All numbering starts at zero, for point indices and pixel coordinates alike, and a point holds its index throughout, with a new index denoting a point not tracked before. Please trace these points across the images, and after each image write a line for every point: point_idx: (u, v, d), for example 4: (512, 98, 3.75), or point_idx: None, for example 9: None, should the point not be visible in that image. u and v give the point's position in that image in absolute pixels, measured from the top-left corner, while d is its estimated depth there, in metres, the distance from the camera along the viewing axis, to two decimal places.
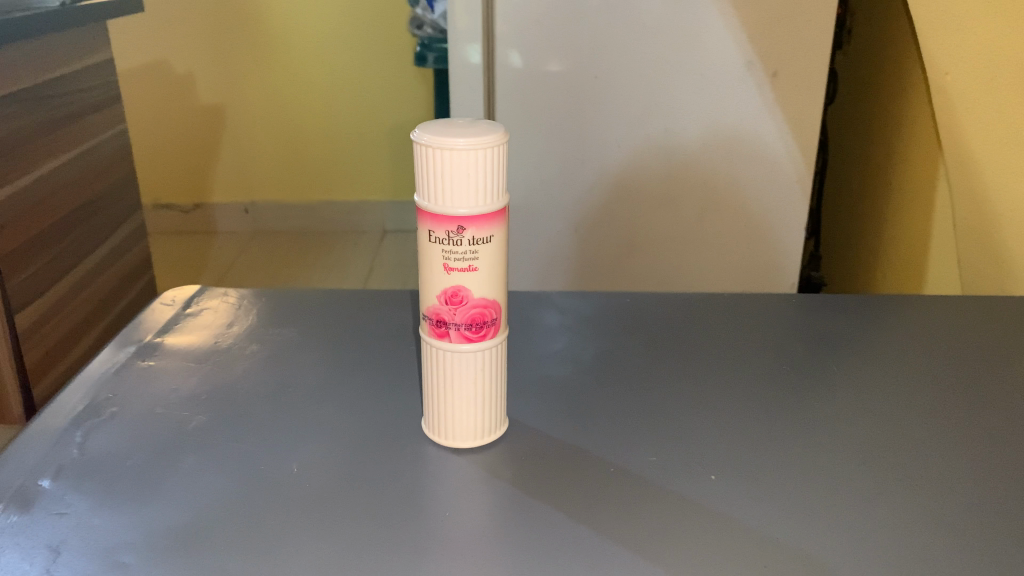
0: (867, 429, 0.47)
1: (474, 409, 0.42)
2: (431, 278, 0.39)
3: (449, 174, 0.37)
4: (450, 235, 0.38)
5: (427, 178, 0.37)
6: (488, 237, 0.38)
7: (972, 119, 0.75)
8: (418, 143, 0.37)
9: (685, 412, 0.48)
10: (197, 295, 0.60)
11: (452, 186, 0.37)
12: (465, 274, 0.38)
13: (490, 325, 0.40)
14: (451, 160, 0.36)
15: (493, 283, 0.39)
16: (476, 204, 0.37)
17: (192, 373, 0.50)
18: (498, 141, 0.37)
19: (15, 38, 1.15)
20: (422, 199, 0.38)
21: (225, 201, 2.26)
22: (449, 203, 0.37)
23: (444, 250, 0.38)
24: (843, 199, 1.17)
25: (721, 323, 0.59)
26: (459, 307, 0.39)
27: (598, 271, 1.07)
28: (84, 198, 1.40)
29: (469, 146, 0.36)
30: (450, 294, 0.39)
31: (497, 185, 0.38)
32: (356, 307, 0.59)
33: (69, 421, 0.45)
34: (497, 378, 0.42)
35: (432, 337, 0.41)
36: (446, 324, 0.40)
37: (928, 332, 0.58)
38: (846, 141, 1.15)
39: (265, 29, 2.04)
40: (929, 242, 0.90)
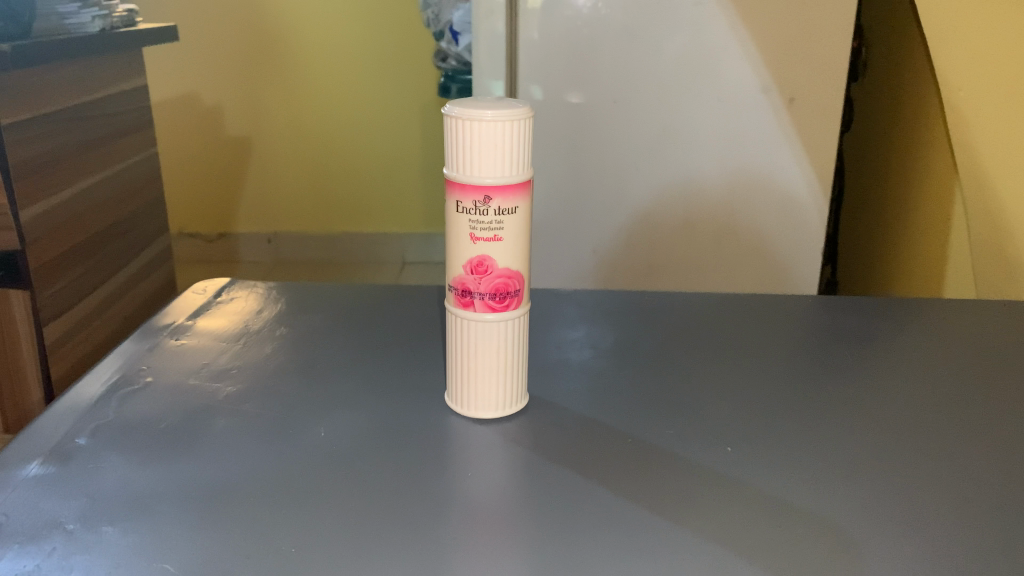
0: (881, 416, 0.48)
1: (495, 379, 0.43)
2: (457, 248, 0.41)
3: (477, 144, 0.39)
4: (477, 205, 0.40)
5: (456, 150, 0.39)
6: (514, 207, 0.40)
7: (984, 136, 0.76)
8: (448, 116, 0.39)
9: (701, 395, 0.49)
10: (227, 286, 0.62)
11: (479, 156, 0.39)
12: (490, 242, 0.40)
13: (513, 295, 0.42)
14: (480, 131, 0.38)
15: (517, 254, 0.41)
16: (501, 173, 0.39)
17: (224, 351, 0.51)
18: (524, 114, 0.39)
19: (56, 59, 1.20)
20: (450, 170, 0.40)
21: (249, 231, 2.31)
22: (476, 173, 0.39)
23: (471, 220, 0.40)
24: (859, 224, 1.18)
25: (738, 319, 0.60)
26: (484, 276, 0.41)
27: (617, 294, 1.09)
28: (114, 217, 1.44)
29: (496, 117, 0.38)
30: (475, 262, 0.40)
31: (521, 158, 0.39)
32: (381, 300, 0.61)
33: (105, 390, 0.47)
34: (519, 350, 0.44)
35: (457, 307, 0.42)
36: (471, 293, 0.41)
37: (943, 331, 0.59)
38: (863, 167, 1.16)
39: (293, 63, 2.09)
40: (945, 261, 0.91)
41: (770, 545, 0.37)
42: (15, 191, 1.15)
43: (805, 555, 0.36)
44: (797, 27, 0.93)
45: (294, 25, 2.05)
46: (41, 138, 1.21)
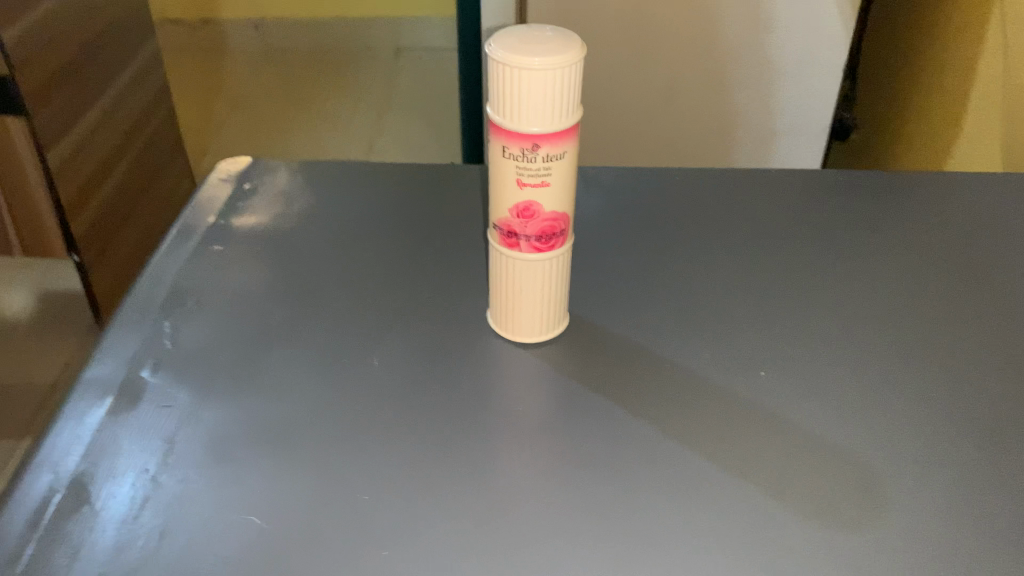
0: (905, 318, 0.49)
1: (537, 311, 0.45)
2: (506, 194, 0.40)
3: (524, 91, 0.37)
4: (524, 153, 0.38)
5: (502, 95, 0.37)
6: (562, 151, 0.39)
7: None
8: (493, 59, 0.37)
9: (732, 301, 0.51)
10: (252, 171, 0.61)
11: (525, 104, 0.37)
12: (537, 187, 0.39)
13: (559, 236, 0.42)
14: (528, 79, 0.36)
15: (564, 197, 0.40)
16: (548, 123, 0.37)
17: (264, 265, 0.52)
18: (575, 53, 0.37)
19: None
20: (495, 112, 0.39)
21: (234, 18, 2.32)
22: (523, 123, 0.38)
23: (518, 166, 0.39)
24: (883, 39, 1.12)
25: (766, 203, 0.60)
26: (531, 220, 0.41)
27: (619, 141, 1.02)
28: (99, 26, 1.36)
29: (546, 64, 0.36)
30: (520, 207, 0.40)
31: (571, 104, 0.38)
32: (403, 191, 0.60)
33: (158, 310, 0.48)
34: (563, 282, 0.44)
35: (502, 247, 0.43)
36: (517, 235, 0.41)
37: (970, 208, 0.59)
38: None
39: None
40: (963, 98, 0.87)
41: (802, 479, 0.39)
42: None
43: (836, 488, 0.39)
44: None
45: None
46: None
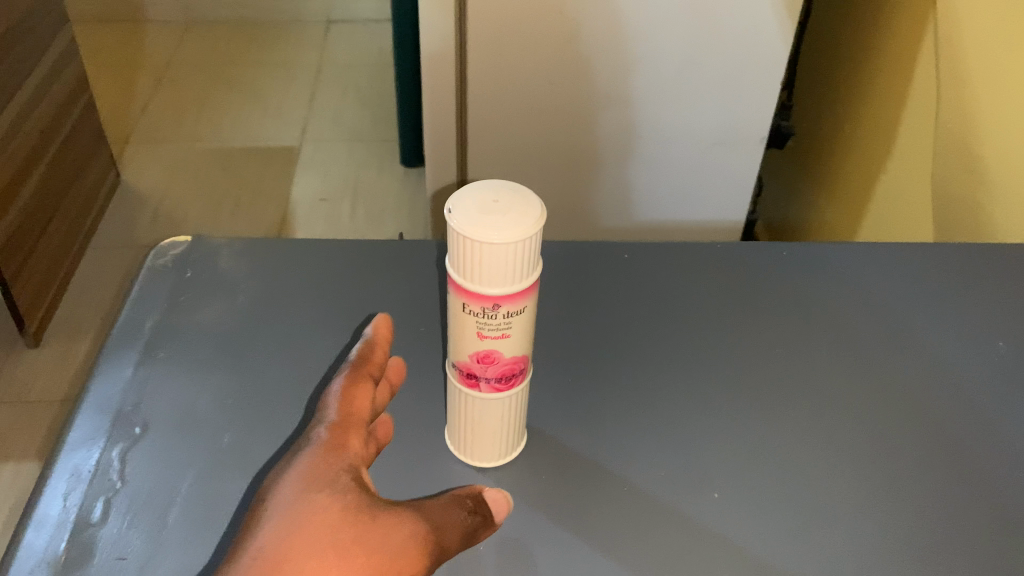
0: (846, 419, 0.52)
1: (493, 444, 0.45)
2: (467, 343, 0.41)
3: (485, 260, 0.37)
4: (485, 311, 0.39)
5: (464, 260, 0.37)
6: (522, 308, 0.39)
7: (987, 46, 0.74)
8: (454, 231, 0.37)
9: (682, 406, 0.52)
10: (192, 255, 0.59)
11: (486, 271, 0.37)
12: (498, 337, 0.40)
13: (518, 375, 0.42)
14: (487, 252, 0.36)
15: (523, 344, 0.41)
16: (508, 286, 0.38)
17: (214, 372, 0.51)
18: (535, 223, 0.37)
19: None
20: (455, 270, 0.39)
21: None
22: (483, 286, 0.38)
23: (479, 321, 0.39)
24: (821, 57, 1.15)
25: (712, 284, 0.61)
26: (491, 365, 0.41)
27: (562, 158, 1.01)
28: (8, 23, 1.27)
29: (504, 241, 0.36)
30: (480, 354, 0.41)
31: (530, 268, 0.38)
32: (351, 271, 0.59)
33: (104, 439, 0.47)
34: (521, 409, 0.45)
35: (460, 385, 0.43)
36: (477, 377, 0.42)
37: (904, 287, 0.61)
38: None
39: None
40: (908, 138, 0.91)
41: None
42: None
43: None
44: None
45: None
46: None
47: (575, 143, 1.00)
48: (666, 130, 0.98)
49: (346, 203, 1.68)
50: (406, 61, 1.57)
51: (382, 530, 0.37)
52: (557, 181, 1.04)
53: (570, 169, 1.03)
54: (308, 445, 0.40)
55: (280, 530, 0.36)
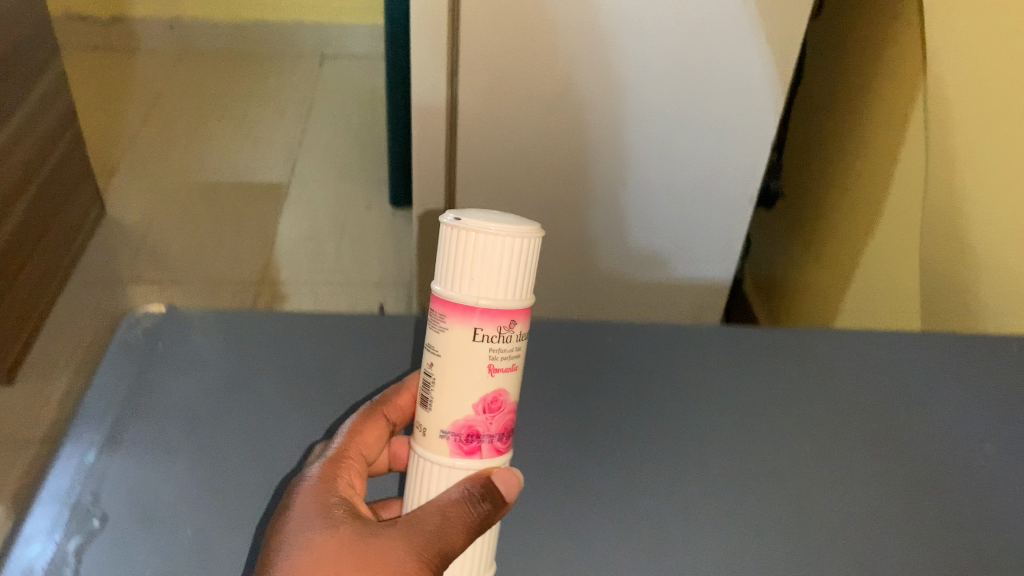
0: (831, 521, 0.50)
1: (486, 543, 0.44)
2: (478, 386, 0.42)
3: (486, 260, 0.40)
4: (500, 331, 0.41)
5: (464, 266, 0.41)
6: (525, 333, 0.43)
7: (973, 128, 0.75)
8: (457, 233, 0.41)
9: (661, 502, 0.50)
10: (163, 330, 0.57)
11: (483, 278, 0.40)
12: (511, 368, 0.42)
13: (512, 431, 0.44)
14: (490, 248, 0.40)
15: (519, 385, 0.44)
16: (503, 297, 0.41)
17: (178, 458, 0.49)
18: (535, 227, 0.41)
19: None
20: (448, 284, 0.42)
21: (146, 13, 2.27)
22: (479, 295, 0.41)
23: (491, 350, 0.41)
24: (808, 123, 1.15)
25: (694, 373, 0.60)
26: (496, 413, 0.43)
27: (545, 216, 1.00)
28: None
29: (508, 234, 0.40)
30: (491, 396, 0.42)
31: (525, 281, 0.41)
32: (327, 350, 0.57)
33: (58, 532, 0.45)
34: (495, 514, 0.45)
35: (455, 454, 0.43)
36: (480, 434, 0.43)
37: (891, 379, 0.60)
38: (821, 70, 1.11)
39: None
40: (895, 209, 0.91)
41: None
42: None
43: None
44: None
45: None
46: None
47: (559, 201, 0.99)
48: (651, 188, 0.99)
49: (331, 242, 1.66)
50: (397, 104, 1.57)
51: (384, 544, 0.40)
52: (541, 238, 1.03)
53: (557, 227, 1.02)
54: (302, 482, 0.44)
55: (290, 559, 0.40)
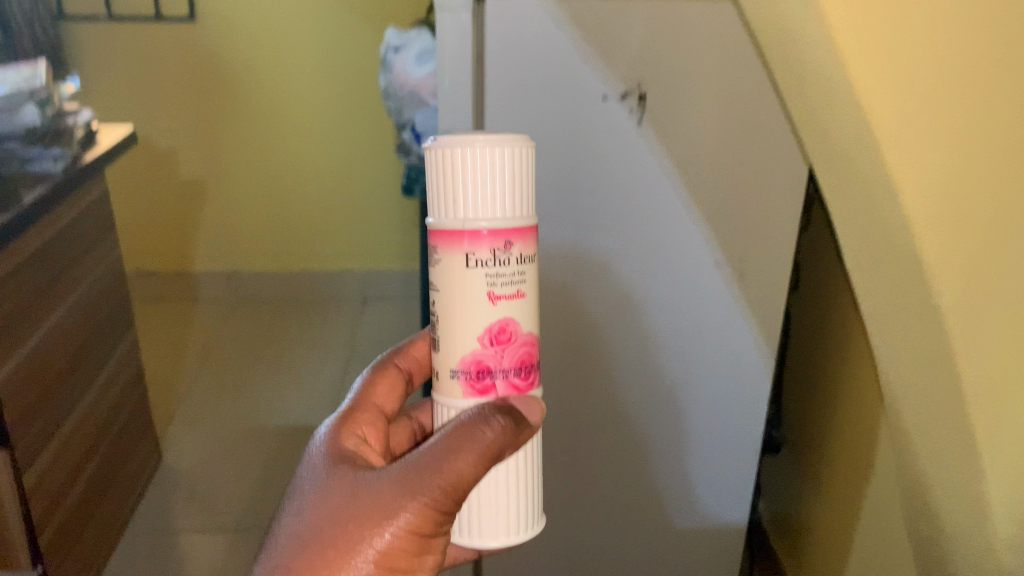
0: None
1: (506, 507, 0.63)
2: (489, 317, 0.59)
3: (474, 174, 0.58)
4: (495, 252, 0.58)
5: (459, 185, 0.58)
6: (522, 253, 0.59)
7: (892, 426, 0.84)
8: (451, 155, 0.58)
9: None
10: None
11: (478, 202, 0.58)
12: (512, 294, 0.59)
13: (525, 356, 0.61)
14: (475, 164, 0.58)
15: (522, 316, 0.60)
16: (497, 212, 0.58)
17: None
18: (507, 146, 0.58)
19: (52, 205, 1.23)
20: (450, 218, 0.58)
21: (207, 270, 2.54)
22: (478, 220, 0.58)
23: (490, 278, 0.58)
24: (800, 379, 1.27)
25: None
26: (505, 338, 0.59)
27: (563, 454, 1.20)
28: (83, 335, 1.44)
29: (485, 153, 0.57)
30: (501, 326, 0.59)
31: (509, 196, 0.58)
32: None
33: None
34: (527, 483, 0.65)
35: (468, 392, 0.61)
36: (495, 361, 0.60)
37: None
38: (806, 334, 1.24)
39: (246, 104, 2.31)
40: (878, 468, 0.99)
41: None
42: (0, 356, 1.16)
43: None
44: (751, 224, 1.07)
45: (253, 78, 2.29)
46: (19, 290, 1.21)
47: (582, 441, 1.19)
48: (671, 423, 1.19)
49: None
50: None
51: (365, 493, 0.60)
52: (558, 472, 1.21)
53: None
54: (323, 441, 0.68)
55: (306, 512, 0.60)
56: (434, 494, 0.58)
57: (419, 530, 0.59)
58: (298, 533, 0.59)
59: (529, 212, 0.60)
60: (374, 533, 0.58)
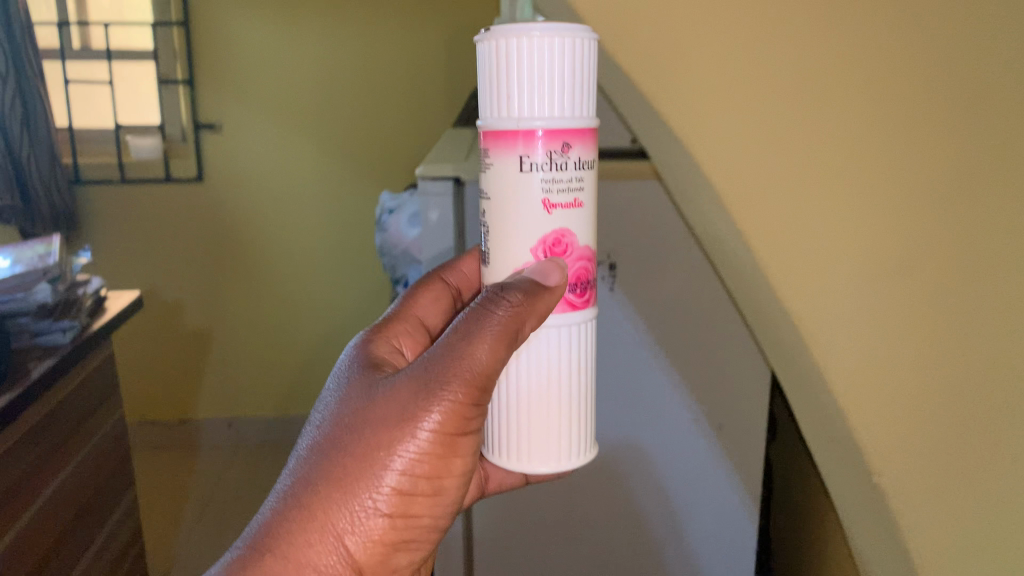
0: None
1: (563, 436, 0.62)
2: (545, 227, 0.58)
3: (530, 67, 0.55)
4: (555, 154, 0.56)
5: (514, 77, 0.56)
6: (580, 155, 0.58)
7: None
8: (506, 44, 0.56)
9: None
10: None
11: (535, 102, 0.56)
12: (568, 202, 0.58)
13: (580, 269, 0.60)
14: (531, 52, 0.55)
15: (577, 225, 0.59)
16: (554, 114, 0.56)
17: None
18: (570, 36, 0.56)
19: (58, 377, 1.28)
20: (506, 118, 0.57)
21: (207, 418, 2.60)
22: (534, 119, 0.56)
23: (546, 181, 0.57)
24: (784, 531, 1.29)
25: None
26: (558, 250, 0.59)
27: None
28: (85, 497, 1.47)
29: (545, 42, 0.55)
30: (557, 237, 0.59)
31: (567, 91, 0.56)
32: None
33: None
34: (581, 421, 0.63)
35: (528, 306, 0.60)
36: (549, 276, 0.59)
37: None
38: (784, 487, 1.28)
39: (250, 255, 2.46)
40: None
41: None
42: (8, 522, 1.19)
43: None
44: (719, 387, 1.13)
45: (256, 231, 2.44)
46: (28, 455, 1.26)
47: None
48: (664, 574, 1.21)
49: None
50: None
51: (385, 399, 0.59)
52: None
53: None
54: (353, 350, 0.68)
55: (328, 418, 0.60)
56: (454, 386, 0.58)
57: (442, 425, 0.59)
58: (322, 441, 0.58)
59: (588, 113, 0.58)
60: (396, 436, 0.58)
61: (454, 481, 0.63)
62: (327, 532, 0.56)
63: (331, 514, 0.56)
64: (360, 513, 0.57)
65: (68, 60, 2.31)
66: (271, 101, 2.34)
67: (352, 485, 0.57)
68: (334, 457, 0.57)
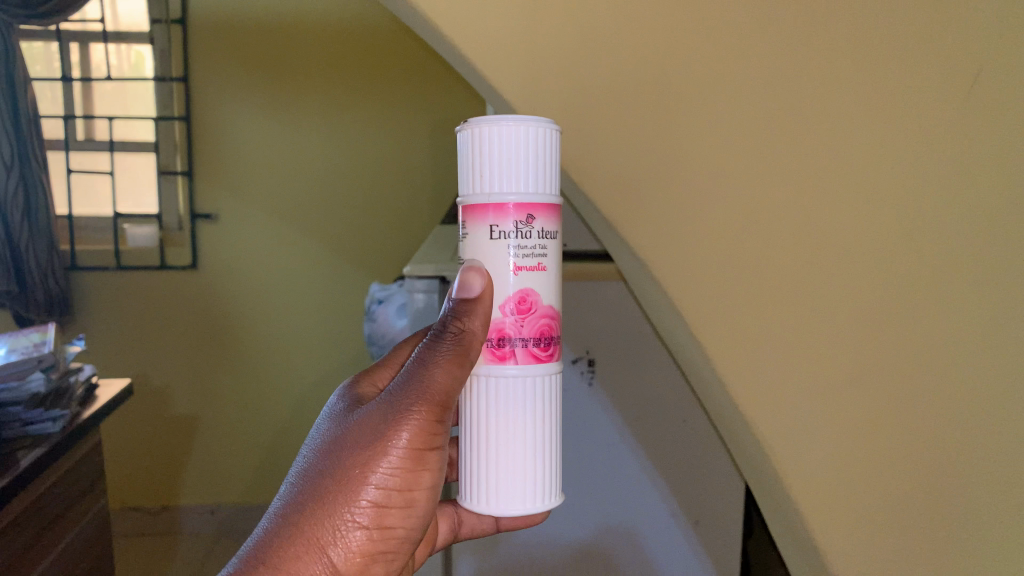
0: None
1: (529, 482, 0.62)
2: (509, 287, 0.60)
3: (499, 150, 0.59)
4: (520, 226, 0.59)
5: (484, 160, 0.59)
6: (544, 226, 0.61)
7: None
8: (477, 130, 0.60)
9: None
10: None
11: (504, 179, 0.59)
12: (533, 265, 0.60)
13: (547, 332, 0.61)
14: (501, 138, 0.59)
15: (542, 290, 0.61)
16: (521, 189, 0.59)
17: None
18: (535, 125, 0.59)
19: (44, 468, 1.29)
20: (478, 194, 0.60)
21: (189, 504, 2.58)
22: (504, 194, 0.59)
23: (514, 250, 0.60)
24: None
25: None
26: (526, 314, 0.60)
27: None
28: None
29: (513, 127, 0.59)
30: (521, 297, 0.60)
31: (533, 174, 0.60)
32: None
33: None
34: (545, 467, 0.64)
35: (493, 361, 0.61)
36: (516, 339, 0.61)
37: None
38: None
39: (239, 342, 2.49)
40: None
41: None
42: None
43: None
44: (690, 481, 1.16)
45: (247, 319, 2.48)
46: (11, 541, 1.26)
47: None
48: None
49: None
50: None
51: (360, 423, 0.62)
52: None
53: None
54: (341, 392, 0.71)
55: (313, 448, 0.62)
56: (418, 403, 0.61)
57: (412, 440, 0.61)
58: (307, 466, 0.61)
59: (552, 189, 0.61)
60: (369, 456, 0.60)
61: (423, 501, 0.64)
62: (314, 547, 0.56)
63: (315, 532, 0.57)
64: (343, 529, 0.58)
65: (71, 152, 2.39)
66: (266, 194, 2.43)
67: (336, 500, 0.58)
68: (314, 477, 0.59)
